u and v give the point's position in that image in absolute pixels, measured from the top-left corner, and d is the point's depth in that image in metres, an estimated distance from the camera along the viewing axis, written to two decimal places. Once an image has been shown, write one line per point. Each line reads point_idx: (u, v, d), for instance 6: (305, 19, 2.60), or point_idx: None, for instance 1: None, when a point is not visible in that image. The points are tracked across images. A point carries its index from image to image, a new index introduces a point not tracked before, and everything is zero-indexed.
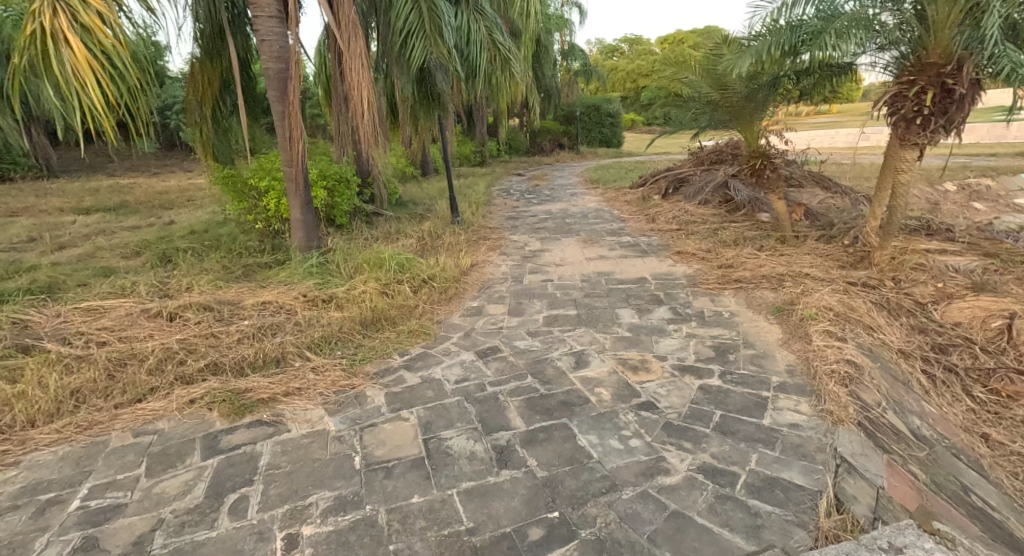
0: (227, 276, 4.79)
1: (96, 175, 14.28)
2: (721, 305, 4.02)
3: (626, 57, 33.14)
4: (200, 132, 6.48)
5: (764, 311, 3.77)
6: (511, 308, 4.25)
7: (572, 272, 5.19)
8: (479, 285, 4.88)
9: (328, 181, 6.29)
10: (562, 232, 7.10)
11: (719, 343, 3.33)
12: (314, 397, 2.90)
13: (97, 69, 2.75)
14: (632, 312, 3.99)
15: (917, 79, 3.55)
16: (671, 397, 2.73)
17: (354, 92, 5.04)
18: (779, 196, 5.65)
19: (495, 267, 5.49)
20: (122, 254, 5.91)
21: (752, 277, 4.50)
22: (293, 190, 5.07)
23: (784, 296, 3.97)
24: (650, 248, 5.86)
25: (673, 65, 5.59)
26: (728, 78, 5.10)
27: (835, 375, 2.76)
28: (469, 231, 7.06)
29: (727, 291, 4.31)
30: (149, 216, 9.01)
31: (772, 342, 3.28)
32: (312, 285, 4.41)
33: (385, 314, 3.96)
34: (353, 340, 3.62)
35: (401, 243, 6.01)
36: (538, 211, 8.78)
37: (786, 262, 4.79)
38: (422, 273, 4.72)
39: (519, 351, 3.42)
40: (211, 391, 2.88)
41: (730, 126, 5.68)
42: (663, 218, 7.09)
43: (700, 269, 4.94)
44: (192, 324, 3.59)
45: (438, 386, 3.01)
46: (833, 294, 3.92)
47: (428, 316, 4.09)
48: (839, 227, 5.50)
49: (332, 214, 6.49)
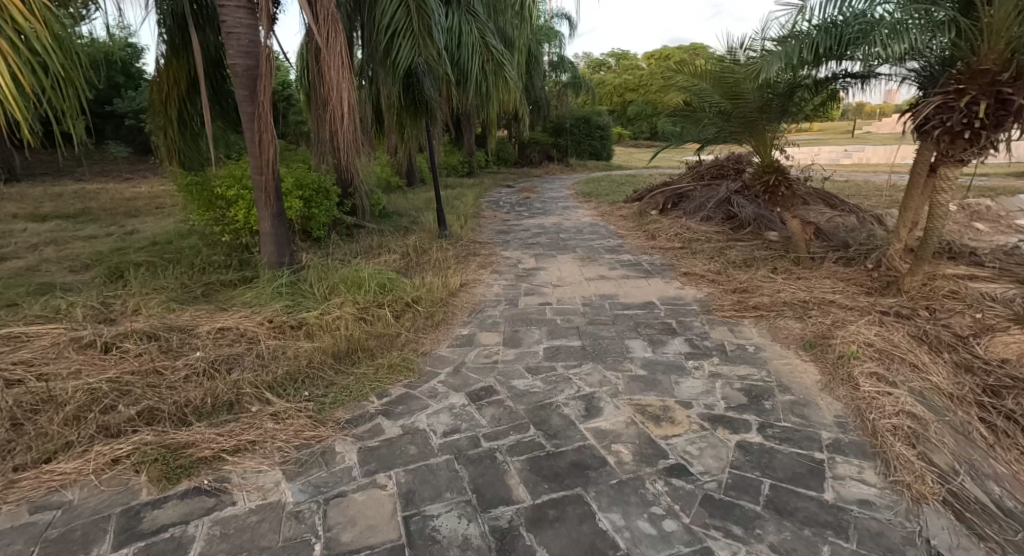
0: (184, 296, 4.24)
1: (63, 180, 13.55)
2: (742, 337, 3.59)
3: (614, 71, 33.17)
4: (165, 136, 5.95)
5: (793, 346, 3.34)
6: (506, 338, 3.77)
7: (572, 294, 4.73)
8: (469, 309, 4.39)
9: (305, 191, 5.76)
10: (557, 248, 6.67)
11: (750, 386, 2.89)
12: (270, 454, 2.37)
13: (10, 55, 2.22)
14: (644, 344, 3.54)
15: (966, 88, 3.18)
16: (706, 459, 2.27)
17: (331, 93, 4.53)
18: (793, 214, 5.27)
19: (487, 288, 5.01)
20: (70, 268, 5.31)
21: (772, 304, 4.08)
22: (263, 200, 4.54)
23: (812, 328, 3.56)
24: (654, 268, 5.44)
25: (679, 72, 5.19)
26: (741, 87, 4.72)
27: (898, 433, 2.33)
28: (456, 246, 6.57)
29: (747, 320, 3.88)
30: (111, 225, 8.35)
31: (811, 387, 2.84)
32: (280, 307, 3.90)
33: (363, 346, 3.46)
34: (323, 376, 3.10)
35: (383, 260, 5.51)
36: (529, 225, 8.34)
37: (806, 287, 4.40)
38: (406, 295, 4.23)
39: (518, 394, 2.94)
40: (141, 447, 2.32)
41: (741, 139, 5.27)
42: (664, 234, 6.69)
43: (712, 293, 4.52)
44: (131, 358, 3.05)
45: (423, 440, 2.51)
46: (868, 326, 3.50)
47: (411, 346, 3.59)
48: (856, 249, 5.14)
49: (309, 226, 5.96)
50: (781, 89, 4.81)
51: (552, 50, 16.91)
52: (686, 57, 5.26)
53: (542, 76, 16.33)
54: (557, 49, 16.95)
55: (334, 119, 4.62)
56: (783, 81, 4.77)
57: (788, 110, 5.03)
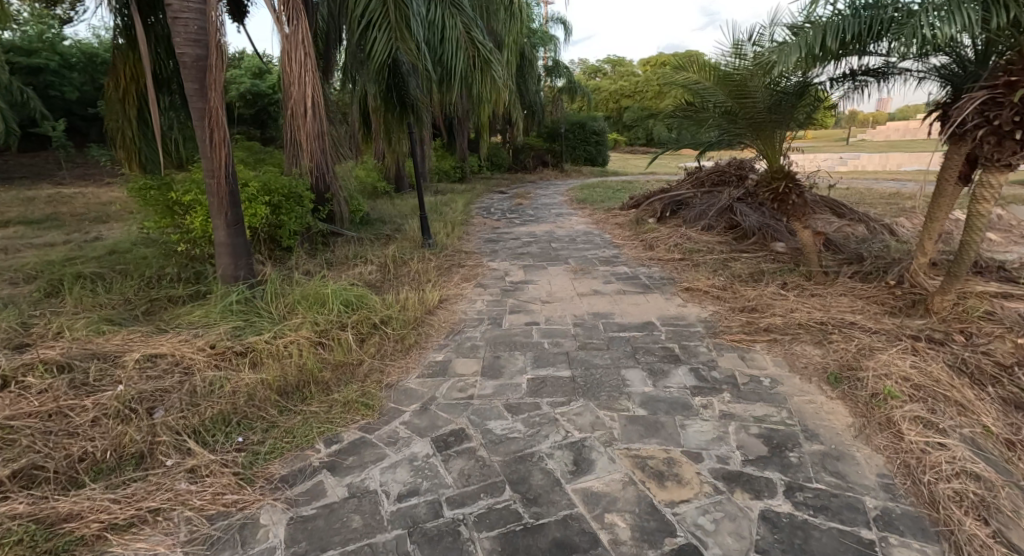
0: (122, 315, 3.76)
1: (39, 183, 13.03)
2: (755, 367, 3.13)
3: (610, 78, 32.91)
4: (122, 135, 5.48)
5: (817, 380, 2.87)
6: (484, 366, 3.28)
7: (562, 312, 4.26)
8: (446, 330, 3.91)
9: (273, 196, 5.29)
10: (548, 259, 6.21)
11: (771, 431, 2.42)
12: (174, 529, 1.91)
13: None
14: (642, 375, 3.07)
15: (1019, 79, 2.83)
16: (724, 538, 1.82)
17: (292, 85, 4.05)
18: (804, 224, 4.81)
19: (469, 304, 4.54)
20: (9, 281, 4.80)
21: (786, 327, 3.62)
22: (216, 206, 4.05)
23: (837, 356, 3.09)
24: (653, 283, 4.98)
25: (679, 67, 4.72)
26: (749, 84, 4.26)
27: (963, 504, 1.88)
28: (440, 257, 6.10)
29: (759, 345, 3.42)
30: (75, 231, 7.83)
31: (843, 432, 2.37)
32: (227, 329, 3.42)
33: (317, 378, 2.98)
34: (264, 416, 2.63)
35: (357, 273, 5.04)
36: (520, 234, 7.87)
37: (822, 306, 3.96)
38: (374, 315, 3.75)
39: (493, 441, 2.46)
40: (4, 523, 1.84)
41: (749, 141, 4.81)
42: (663, 244, 6.24)
43: (718, 313, 4.05)
44: (30, 396, 2.55)
45: (371, 507, 2.04)
46: (900, 354, 3.02)
47: (374, 377, 3.11)
48: (873, 262, 4.69)
49: (277, 234, 5.47)
50: (794, 87, 4.36)
51: (546, 54, 16.51)
52: (687, 53, 4.85)
53: (536, 80, 15.95)
54: (551, 53, 16.56)
55: (295, 116, 4.17)
56: (795, 79, 4.30)
57: (797, 112, 4.60)
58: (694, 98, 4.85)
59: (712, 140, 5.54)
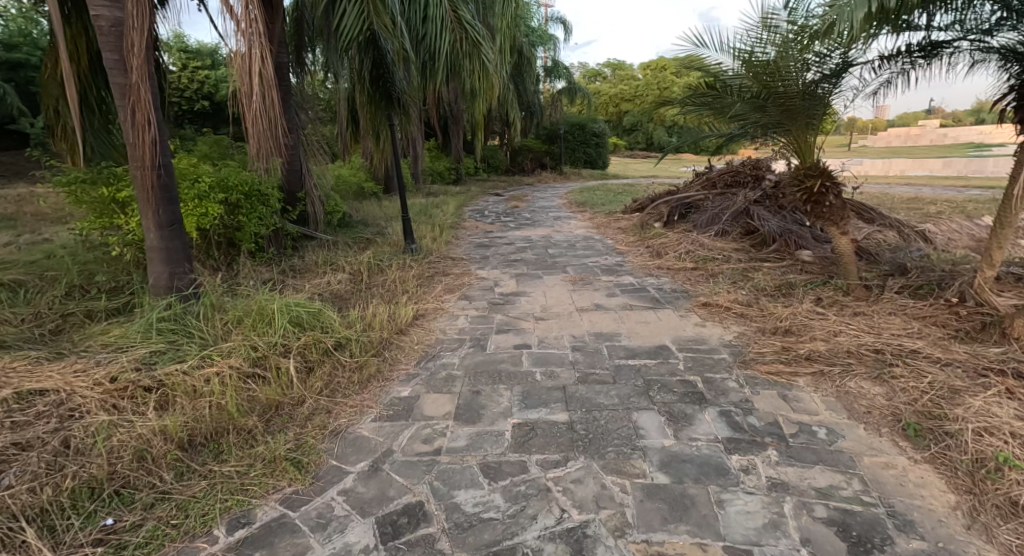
0: (22, 333, 3.08)
1: (10, 183, 12.14)
2: (804, 409, 2.46)
3: (609, 82, 32.39)
4: (63, 124, 4.78)
5: (889, 433, 2.21)
6: (460, 406, 2.59)
7: (558, 333, 3.58)
8: (418, 355, 3.23)
9: (231, 194, 4.60)
10: (544, 266, 5.55)
11: (846, 516, 1.76)
12: None
13: None
14: (662, 423, 2.39)
15: None
16: None
17: (235, 58, 3.32)
18: (841, 230, 4.14)
19: (450, 320, 3.88)
20: None
21: (832, 355, 2.96)
22: (144, 202, 3.36)
23: (910, 400, 2.41)
24: (664, 296, 4.31)
25: (699, 42, 3.96)
26: (780, 64, 3.65)
27: None
28: (423, 264, 5.45)
29: (803, 380, 2.76)
30: (25, 232, 7.08)
31: (950, 523, 1.73)
32: (141, 355, 2.73)
33: (241, 424, 2.28)
34: (153, 484, 1.94)
35: (324, 284, 4.38)
36: (513, 239, 7.21)
37: (871, 328, 3.30)
38: (329, 338, 3.07)
39: (461, 526, 1.80)
40: None
41: (777, 133, 4.15)
42: (672, 251, 5.58)
43: (745, 335, 3.38)
44: None
45: None
46: (992, 396, 2.36)
47: (317, 423, 2.41)
48: (920, 274, 4.04)
49: (235, 237, 4.78)
50: (834, 68, 3.78)
51: (545, 53, 15.98)
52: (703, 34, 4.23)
53: (535, 80, 15.36)
54: (550, 52, 16.05)
55: (242, 96, 3.48)
56: (836, 58, 3.73)
57: (834, 100, 3.97)
58: (715, 78, 4.09)
59: (731, 132, 4.86)
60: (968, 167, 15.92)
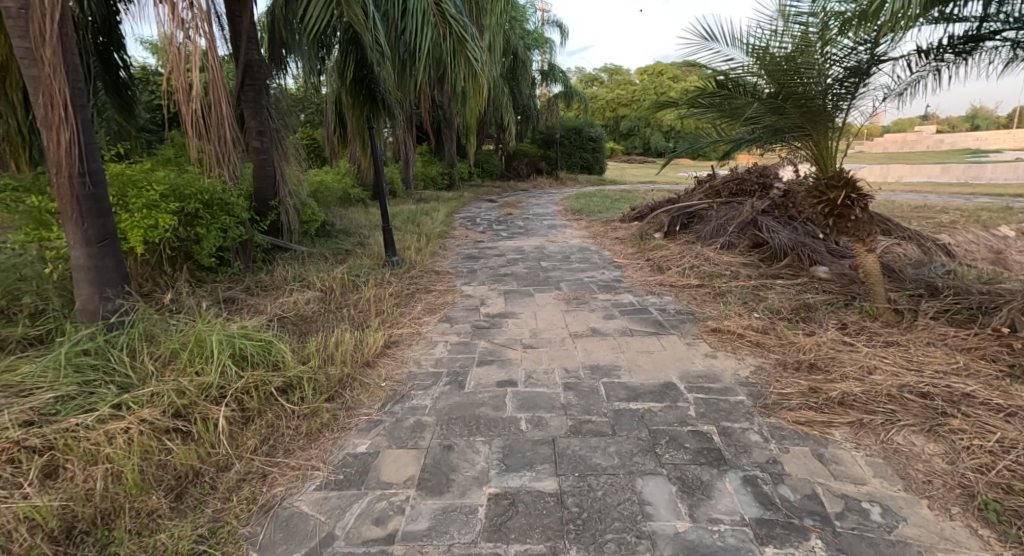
0: None
1: None
2: (849, 476, 2.00)
3: (607, 87, 32.11)
4: None
5: (962, 515, 1.77)
6: (427, 468, 2.12)
7: (549, 365, 3.11)
8: (383, 396, 2.75)
9: (187, 203, 4.11)
10: (535, 281, 5.08)
11: None
12: None
13: None
14: (673, 494, 1.93)
15: None
16: None
17: None
18: (866, 247, 3.69)
19: (426, 348, 3.40)
20: None
21: (872, 399, 2.50)
22: (67, 216, 2.89)
23: (980, 467, 1.96)
24: (667, 320, 3.83)
25: (707, 37, 3.52)
26: (799, 60, 3.21)
27: None
28: (404, 279, 4.99)
29: (840, 432, 2.30)
30: None
31: None
32: (41, 404, 2.21)
33: (142, 504, 1.83)
34: None
35: (289, 305, 3.90)
36: (504, 250, 6.74)
37: (912, 364, 2.84)
38: (275, 378, 2.57)
39: None
40: None
41: (793, 138, 3.70)
42: (675, 266, 5.13)
43: (764, 371, 2.91)
44: None
45: None
46: None
47: (244, 496, 1.95)
48: (955, 297, 3.61)
49: (192, 251, 4.30)
50: (859, 66, 3.38)
51: (541, 56, 15.61)
52: None
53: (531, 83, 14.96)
54: (546, 56, 15.69)
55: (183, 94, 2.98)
56: (863, 54, 3.32)
57: (859, 101, 3.54)
58: (725, 75, 3.59)
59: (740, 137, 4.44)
60: (969, 172, 15.73)
